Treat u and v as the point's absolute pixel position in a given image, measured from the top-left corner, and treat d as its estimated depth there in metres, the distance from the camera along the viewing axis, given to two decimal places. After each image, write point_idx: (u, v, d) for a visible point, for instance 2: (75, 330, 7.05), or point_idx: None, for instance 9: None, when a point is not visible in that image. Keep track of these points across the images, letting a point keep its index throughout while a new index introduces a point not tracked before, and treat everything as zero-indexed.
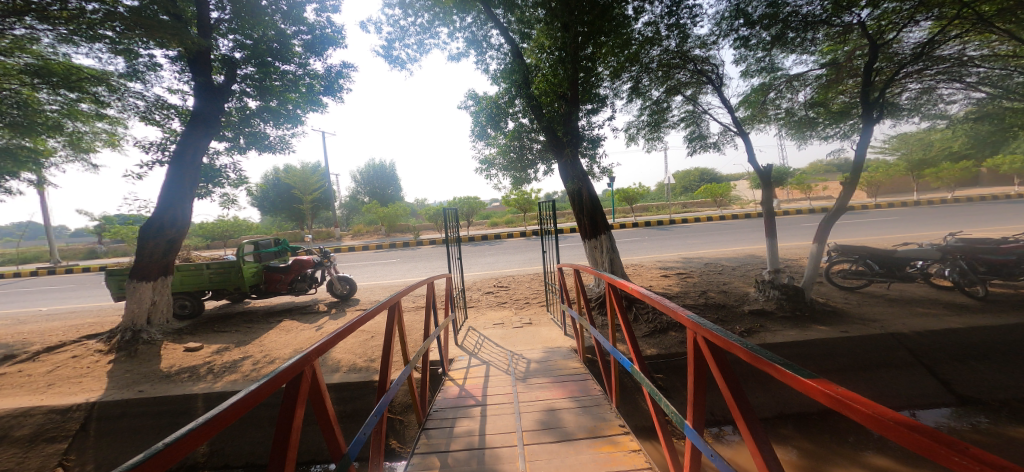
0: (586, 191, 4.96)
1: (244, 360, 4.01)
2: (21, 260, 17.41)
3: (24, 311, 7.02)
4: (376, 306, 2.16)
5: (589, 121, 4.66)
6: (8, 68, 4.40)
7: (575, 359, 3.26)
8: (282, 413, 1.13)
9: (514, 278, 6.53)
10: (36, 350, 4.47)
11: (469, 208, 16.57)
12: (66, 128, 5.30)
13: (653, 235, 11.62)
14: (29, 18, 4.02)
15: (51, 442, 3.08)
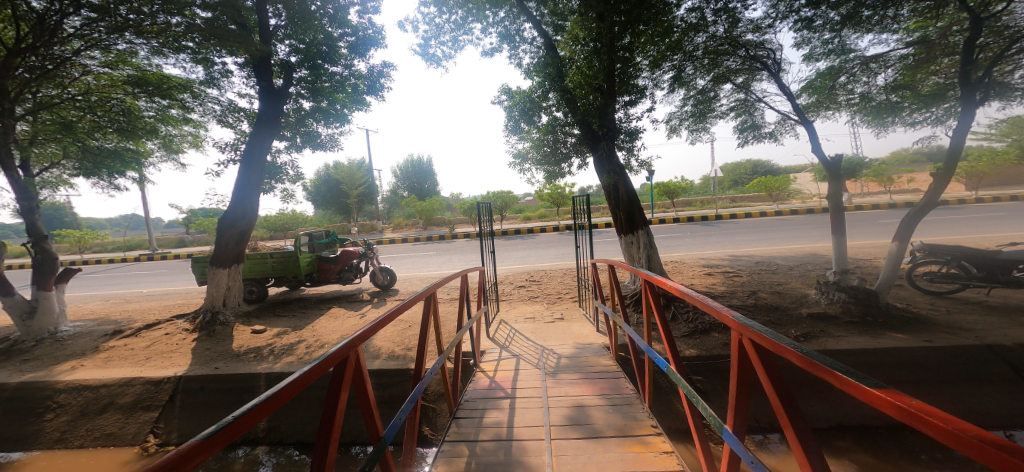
0: (623, 185, 4.82)
1: (298, 344, 4.35)
2: (126, 247, 20.21)
3: (129, 291, 8.17)
4: (414, 297, 2.24)
5: (626, 113, 4.48)
6: (115, 79, 5.13)
7: (606, 357, 3.20)
8: (328, 395, 1.22)
9: (547, 272, 6.51)
10: (139, 326, 5.14)
11: (503, 203, 16.69)
12: (161, 132, 5.95)
13: (697, 231, 11.06)
14: (128, 33, 4.54)
15: (147, 410, 3.52)
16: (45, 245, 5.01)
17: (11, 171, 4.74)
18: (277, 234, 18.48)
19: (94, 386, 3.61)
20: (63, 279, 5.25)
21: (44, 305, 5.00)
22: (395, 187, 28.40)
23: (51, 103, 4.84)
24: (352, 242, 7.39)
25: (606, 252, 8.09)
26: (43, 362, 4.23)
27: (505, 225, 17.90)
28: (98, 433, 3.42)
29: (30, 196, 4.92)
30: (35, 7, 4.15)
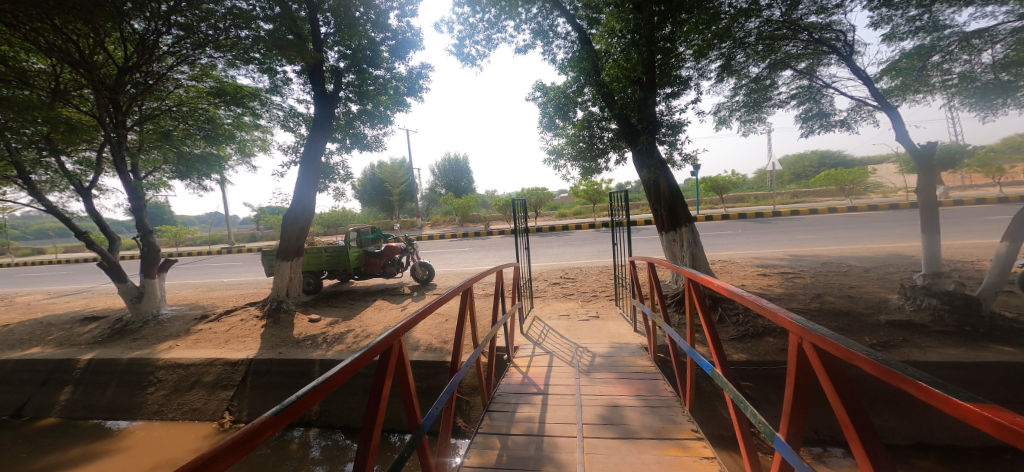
0: (664, 180, 4.62)
1: (347, 333, 4.64)
2: (208, 241, 22.83)
3: (212, 280, 9.22)
4: (452, 291, 2.31)
5: (668, 105, 4.27)
6: (201, 91, 5.75)
7: (645, 357, 3.11)
8: (374, 383, 1.30)
9: (582, 270, 6.39)
10: (218, 312, 5.75)
11: (538, 200, 16.61)
12: (238, 137, 6.62)
13: (752, 229, 10.33)
14: (209, 48, 5.05)
15: (224, 389, 3.92)
16: (149, 239, 5.67)
17: (126, 177, 5.41)
18: (330, 230, 19.72)
19: (185, 365, 4.08)
20: (163, 268, 5.93)
21: (150, 291, 5.71)
22: (433, 185, 29.20)
23: (153, 115, 5.52)
24: (394, 238, 7.70)
25: (647, 250, 7.81)
26: (148, 341, 4.86)
27: (542, 222, 17.84)
28: (186, 407, 3.86)
29: (138, 194, 5.58)
30: (137, 29, 4.61)
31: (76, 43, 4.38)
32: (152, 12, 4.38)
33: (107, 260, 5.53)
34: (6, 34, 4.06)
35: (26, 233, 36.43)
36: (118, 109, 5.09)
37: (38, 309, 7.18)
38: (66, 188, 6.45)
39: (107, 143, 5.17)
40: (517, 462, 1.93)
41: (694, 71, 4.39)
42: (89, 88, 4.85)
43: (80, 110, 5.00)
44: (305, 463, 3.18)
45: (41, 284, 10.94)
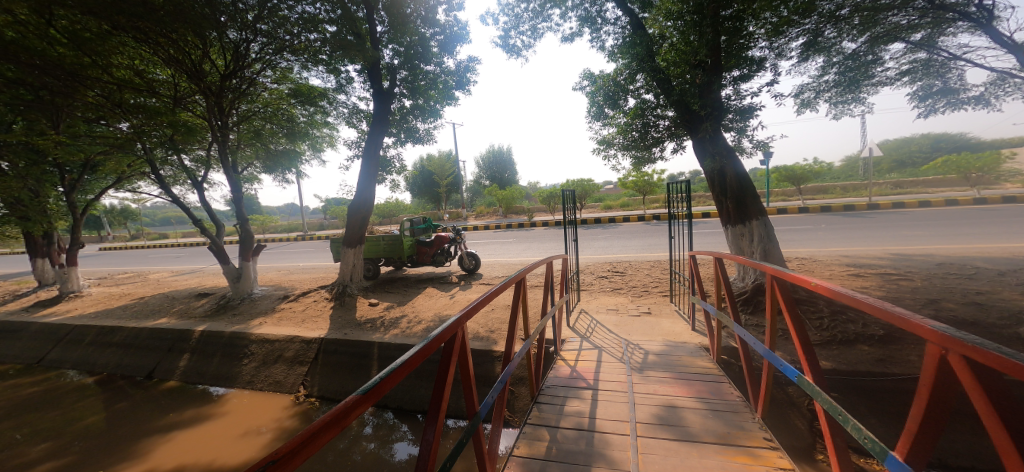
0: (731, 168, 4.28)
1: (401, 318, 4.93)
2: (287, 229, 25.54)
3: (289, 264, 10.28)
4: (505, 283, 2.33)
5: (736, 89, 3.92)
6: (279, 94, 6.35)
7: (705, 358, 2.93)
8: (439, 369, 1.42)
9: (632, 264, 6.15)
10: (294, 293, 6.39)
11: (583, 191, 16.22)
12: (312, 134, 7.30)
13: (841, 224, 9.21)
14: (287, 52, 5.54)
15: (301, 365, 4.37)
16: (243, 226, 6.39)
17: (230, 171, 6.16)
18: (386, 220, 20.94)
19: (272, 340, 4.61)
20: (254, 252, 6.68)
21: (245, 273, 6.47)
22: (479, 176, 29.68)
23: (247, 116, 6.17)
24: (443, 228, 7.94)
25: (705, 245, 7.32)
26: (240, 317, 5.56)
27: (588, 214, 17.41)
28: (271, 379, 4.37)
29: (237, 186, 6.33)
30: (232, 38, 5.17)
31: (190, 56, 5.03)
32: (243, 23, 4.92)
33: (212, 244, 6.34)
34: (139, 49, 4.75)
35: (149, 221, 43.53)
36: (222, 111, 5.69)
37: (161, 284, 8.53)
38: (182, 181, 7.53)
39: (216, 142, 5.74)
40: (567, 455, 1.94)
41: (769, 51, 3.97)
42: (198, 94, 5.55)
43: (194, 114, 5.73)
44: (358, 439, 3.47)
45: (162, 263, 13.00)
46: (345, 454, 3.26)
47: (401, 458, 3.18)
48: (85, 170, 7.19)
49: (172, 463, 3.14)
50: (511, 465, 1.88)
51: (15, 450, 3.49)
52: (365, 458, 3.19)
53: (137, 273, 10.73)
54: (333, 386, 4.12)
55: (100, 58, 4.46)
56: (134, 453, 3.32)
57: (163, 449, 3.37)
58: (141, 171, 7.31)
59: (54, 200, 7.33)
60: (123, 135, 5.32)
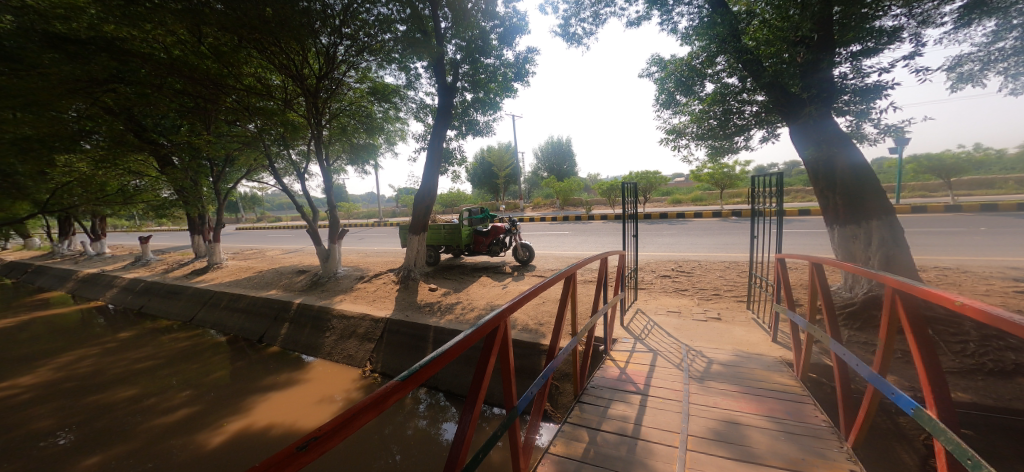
0: (843, 156, 3.68)
1: (456, 305, 5.14)
2: (363, 216, 28.02)
3: (362, 247, 11.25)
4: (556, 276, 2.30)
5: (856, 66, 3.35)
6: (361, 92, 6.89)
7: (786, 374, 2.61)
8: (481, 361, 1.56)
9: (701, 264, 5.72)
10: (367, 275, 6.97)
11: (648, 183, 15.26)
12: (387, 129, 7.88)
13: (1009, 229, 7.47)
14: (366, 53, 5.97)
15: (369, 341, 4.77)
16: (332, 211, 7.02)
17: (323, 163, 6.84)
18: (448, 210, 21.94)
19: (349, 316, 5.10)
20: (339, 236, 7.36)
21: (332, 254, 7.15)
22: (536, 168, 29.67)
23: (337, 114, 6.75)
24: (500, 218, 8.08)
25: (793, 247, 6.51)
26: (328, 293, 6.26)
27: (653, 209, 16.49)
28: (345, 352, 4.84)
29: (327, 175, 7.00)
30: (325, 44, 5.69)
31: (293, 60, 5.70)
32: (333, 27, 5.42)
33: (307, 227, 7.09)
34: (260, 59, 5.63)
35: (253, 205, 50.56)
36: (318, 110, 6.27)
37: (272, 260, 9.90)
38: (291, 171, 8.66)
39: (314, 139, 6.37)
40: (604, 460, 1.91)
41: (910, 19, 3.34)
42: (301, 96, 6.25)
43: (298, 115, 6.41)
44: (412, 416, 3.71)
45: (273, 242, 15.10)
46: (400, 428, 3.50)
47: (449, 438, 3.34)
48: (227, 164, 8.45)
49: (265, 421, 3.64)
50: (546, 462, 1.91)
51: (164, 394, 4.28)
52: (417, 434, 3.40)
53: (255, 249, 12.61)
54: (392, 363, 4.43)
55: (229, 68, 5.49)
56: (240, 408, 3.89)
57: (261, 407, 3.91)
58: (261, 162, 8.55)
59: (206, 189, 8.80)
60: (252, 135, 6.42)
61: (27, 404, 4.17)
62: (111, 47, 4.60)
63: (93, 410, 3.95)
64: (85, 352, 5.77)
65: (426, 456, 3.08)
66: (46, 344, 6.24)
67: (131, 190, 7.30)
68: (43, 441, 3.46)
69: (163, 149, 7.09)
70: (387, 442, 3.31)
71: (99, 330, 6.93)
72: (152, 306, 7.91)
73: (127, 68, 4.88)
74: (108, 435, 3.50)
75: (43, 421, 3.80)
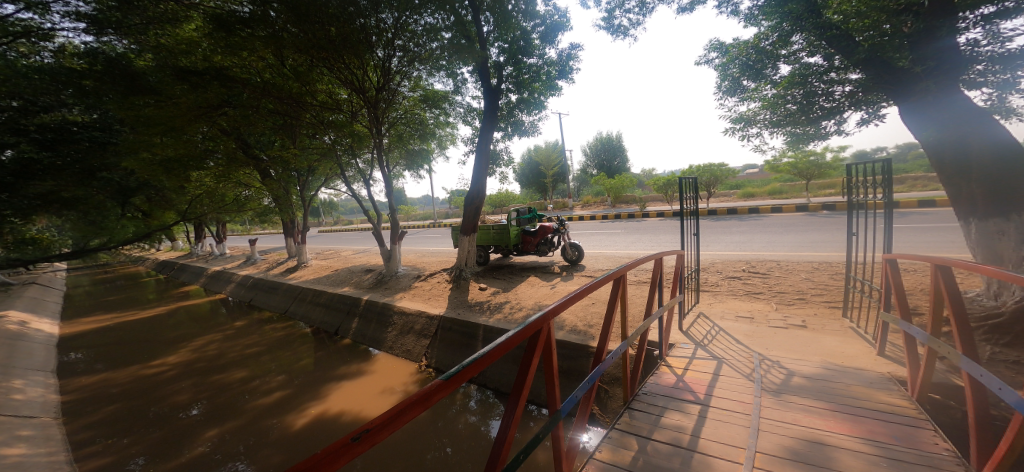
0: (979, 137, 3.04)
1: (504, 304, 5.19)
2: (420, 217, 29.54)
3: (419, 248, 11.80)
4: (606, 276, 2.21)
5: (987, 32, 2.80)
6: (413, 100, 7.23)
7: (894, 393, 2.22)
8: (524, 361, 1.57)
9: (779, 263, 5.17)
10: (424, 274, 7.29)
11: (712, 177, 14.11)
12: (438, 134, 8.18)
13: None
14: (417, 62, 6.25)
15: (424, 338, 4.98)
16: (393, 214, 7.40)
17: (385, 169, 7.25)
18: (496, 210, 22.29)
19: (406, 313, 5.37)
20: (399, 237, 7.78)
21: (393, 254, 7.55)
22: (585, 166, 29.06)
23: (394, 122, 7.16)
24: (549, 218, 8.01)
25: (900, 246, 5.61)
26: (388, 291, 6.65)
27: (719, 204, 15.30)
28: (403, 348, 5.11)
29: (388, 180, 7.43)
30: (380, 58, 6.05)
31: (356, 74, 6.13)
32: (388, 40, 5.71)
33: (371, 229, 7.55)
34: (330, 76, 6.17)
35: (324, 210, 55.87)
36: (378, 120, 6.62)
37: (345, 259, 10.81)
38: (358, 178, 9.39)
39: (376, 147, 6.76)
40: (654, 471, 1.82)
41: None
42: (364, 108, 6.68)
43: (362, 125, 6.89)
44: (462, 411, 3.81)
45: (347, 243, 16.51)
46: (452, 422, 3.61)
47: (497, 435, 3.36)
48: (310, 174, 9.33)
49: (338, 407, 3.95)
50: (591, 468, 1.89)
51: (263, 377, 4.82)
52: (467, 429, 3.48)
53: (333, 249, 13.90)
54: (445, 360, 4.58)
55: (307, 86, 6.14)
56: (318, 394, 4.27)
57: (334, 395, 4.25)
58: (334, 171, 9.37)
59: (296, 197, 9.58)
60: (327, 146, 7.02)
61: (170, 379, 4.94)
62: (220, 76, 5.51)
63: (215, 388, 4.58)
64: (210, 337, 6.74)
65: (474, 452, 3.13)
66: (185, 329, 7.40)
67: (242, 200, 9.10)
68: (178, 412, 4.07)
69: (263, 164, 8.03)
70: (439, 435, 3.43)
71: (220, 319, 8.07)
72: (258, 299, 9.04)
73: (233, 93, 5.76)
74: (225, 411, 4.01)
75: (183, 395, 4.44)
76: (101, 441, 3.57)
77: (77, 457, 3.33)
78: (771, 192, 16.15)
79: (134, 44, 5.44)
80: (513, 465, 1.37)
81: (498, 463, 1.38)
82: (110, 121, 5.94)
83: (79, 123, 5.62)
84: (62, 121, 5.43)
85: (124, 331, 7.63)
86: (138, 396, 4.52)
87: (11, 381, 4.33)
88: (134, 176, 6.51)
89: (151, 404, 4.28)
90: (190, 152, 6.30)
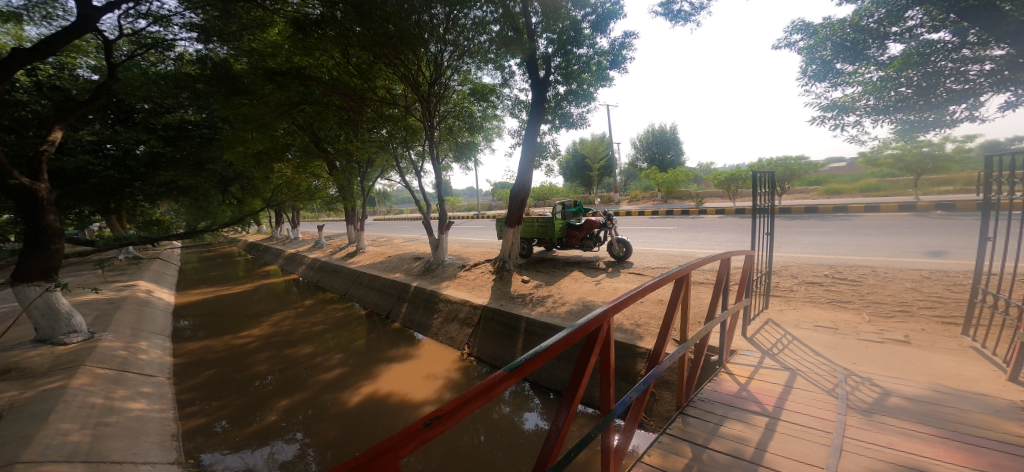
0: None
1: (547, 298, 5.16)
2: (468, 208, 30.34)
3: (467, 238, 12.10)
4: (668, 275, 2.09)
5: None
6: (460, 94, 7.37)
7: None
8: (580, 359, 1.55)
9: (869, 269, 4.57)
10: (471, 263, 7.45)
11: (785, 172, 12.81)
12: (487, 126, 8.31)
13: None
14: (466, 57, 6.33)
15: (468, 326, 5.11)
16: (441, 205, 7.58)
17: (435, 161, 7.47)
18: (541, 203, 22.24)
19: (452, 301, 5.54)
20: (447, 227, 7.99)
21: (441, 243, 7.79)
22: (635, 159, 27.92)
23: (445, 116, 7.36)
24: (595, 212, 7.80)
25: None
26: (436, 279, 6.90)
27: (792, 201, 13.88)
28: (448, 335, 5.29)
29: (438, 172, 7.65)
30: (433, 52, 6.20)
31: (411, 70, 6.33)
32: (440, 36, 5.83)
33: (421, 219, 7.83)
34: (389, 72, 6.41)
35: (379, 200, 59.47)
36: (430, 114, 6.80)
37: (398, 247, 11.38)
38: (411, 170, 9.80)
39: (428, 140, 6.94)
40: None
41: None
42: (418, 102, 6.89)
43: (416, 119, 7.13)
44: (498, 399, 3.88)
45: (401, 231, 17.36)
46: (486, 411, 3.69)
47: (529, 427, 3.37)
48: (370, 166, 9.86)
49: (388, 388, 4.19)
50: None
51: (326, 354, 5.25)
52: (502, 419, 3.53)
53: (387, 237, 14.72)
54: (487, 349, 4.67)
55: (369, 82, 6.49)
56: (371, 375, 4.55)
57: (386, 376, 4.51)
58: (390, 163, 9.84)
59: (358, 187, 10.25)
60: (383, 138, 7.42)
61: (252, 350, 5.55)
62: (299, 75, 6.13)
63: (286, 361, 5.07)
64: (284, 313, 7.47)
65: (509, 441, 3.18)
66: (264, 305, 8.30)
67: (311, 189, 9.32)
68: (257, 380, 4.57)
69: (330, 155, 8.67)
70: (472, 422, 3.53)
71: (293, 297, 8.94)
72: (323, 280, 9.84)
73: (309, 91, 6.38)
74: (294, 383, 4.42)
75: (262, 366, 4.97)
76: (199, 402, 4.10)
77: (181, 415, 3.86)
78: (861, 190, 14.25)
79: (233, 50, 6.18)
80: (563, 463, 1.37)
81: (548, 460, 1.38)
82: (214, 119, 7.83)
83: (193, 123, 7.58)
84: (180, 119, 7.42)
85: (216, 303, 8.74)
86: (228, 363, 5.13)
87: (139, 343, 5.14)
88: (231, 167, 8.77)
89: (236, 372, 4.84)
90: (272, 146, 7.48)
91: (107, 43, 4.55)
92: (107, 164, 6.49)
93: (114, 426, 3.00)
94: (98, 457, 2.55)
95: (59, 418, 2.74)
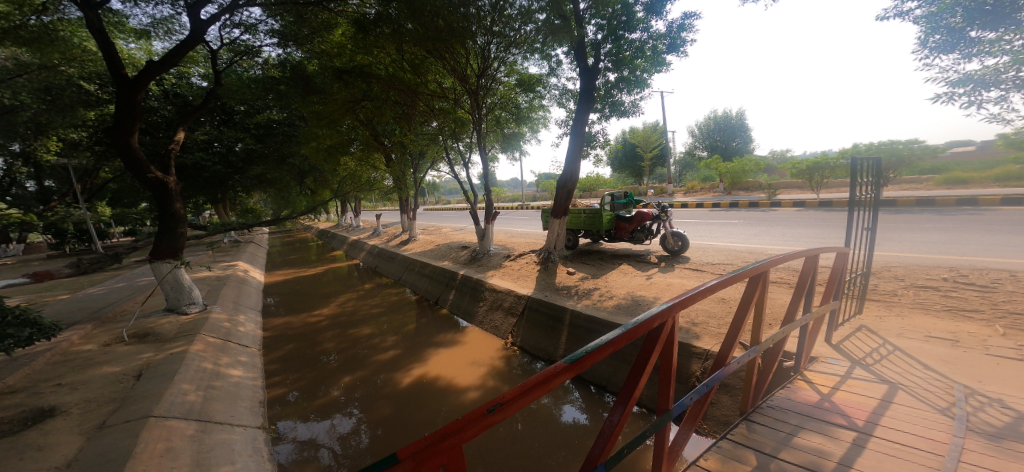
0: None
1: (594, 291, 5.06)
2: (515, 199, 30.52)
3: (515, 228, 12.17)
4: (740, 273, 1.94)
5: None
6: (506, 85, 7.36)
7: None
8: (640, 357, 1.49)
9: (989, 275, 3.89)
10: (517, 253, 7.49)
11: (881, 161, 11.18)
12: (534, 117, 8.25)
13: None
14: (512, 47, 6.27)
15: (512, 315, 5.17)
16: (487, 196, 7.69)
17: (483, 153, 7.54)
18: (588, 194, 21.75)
19: (497, 290, 5.63)
20: (493, 217, 8.09)
21: (486, 233, 7.91)
22: (692, 148, 26.21)
23: (491, 108, 7.41)
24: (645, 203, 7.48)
25: None
26: (483, 268, 7.04)
27: (893, 193, 12.01)
28: (493, 323, 5.39)
29: (487, 164, 7.75)
30: (480, 45, 6.22)
31: (460, 63, 6.43)
32: (489, 29, 5.84)
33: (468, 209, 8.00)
34: (440, 66, 6.56)
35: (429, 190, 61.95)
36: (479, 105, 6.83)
37: (447, 236, 11.73)
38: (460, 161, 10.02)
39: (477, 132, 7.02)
40: None
41: None
42: (466, 94, 6.99)
43: (464, 111, 7.26)
44: None
45: (451, 221, 17.91)
46: None
47: (567, 420, 3.37)
48: (421, 157, 10.24)
49: (436, 372, 4.38)
50: None
51: (381, 336, 5.60)
52: (540, 410, 3.55)
53: (437, 226, 15.25)
54: (530, 339, 4.71)
55: (421, 77, 6.66)
56: (422, 358, 4.78)
57: (435, 360, 4.72)
58: (441, 154, 10.12)
59: (412, 178, 10.71)
60: (434, 131, 7.64)
61: (321, 328, 6.09)
62: (362, 73, 6.50)
63: (349, 340, 5.50)
64: (347, 295, 8.10)
65: (544, 433, 3.19)
66: (331, 286, 9.05)
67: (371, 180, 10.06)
68: (323, 357, 5.00)
69: (387, 148, 9.14)
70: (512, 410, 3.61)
71: (354, 280, 9.65)
72: (380, 266, 10.49)
73: (370, 88, 6.74)
74: (355, 362, 4.78)
75: (330, 343, 5.43)
76: (279, 372, 4.60)
77: (267, 384, 4.35)
78: (992, 179, 11.88)
79: (306, 53, 6.52)
80: (615, 460, 1.34)
81: (599, 456, 1.36)
82: (294, 118, 8.44)
83: (277, 121, 8.49)
84: (263, 118, 8.20)
85: (290, 284, 9.71)
86: (301, 338, 5.68)
87: (239, 316, 5.86)
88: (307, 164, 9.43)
89: (309, 347, 5.34)
90: (337, 144, 7.99)
91: (215, 53, 5.12)
92: (216, 160, 8.03)
93: (219, 390, 3.46)
94: (206, 416, 2.95)
95: (181, 379, 3.20)
